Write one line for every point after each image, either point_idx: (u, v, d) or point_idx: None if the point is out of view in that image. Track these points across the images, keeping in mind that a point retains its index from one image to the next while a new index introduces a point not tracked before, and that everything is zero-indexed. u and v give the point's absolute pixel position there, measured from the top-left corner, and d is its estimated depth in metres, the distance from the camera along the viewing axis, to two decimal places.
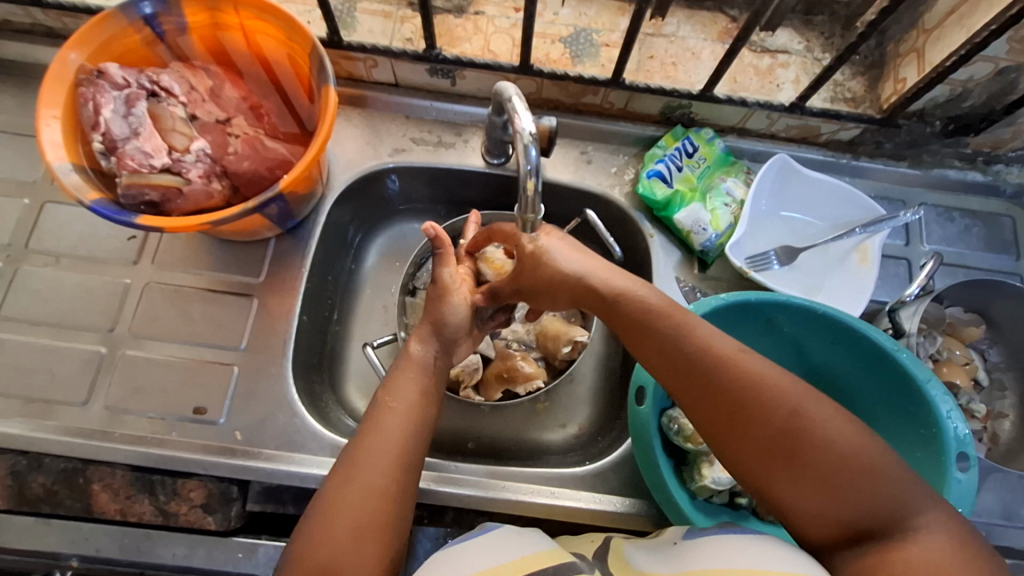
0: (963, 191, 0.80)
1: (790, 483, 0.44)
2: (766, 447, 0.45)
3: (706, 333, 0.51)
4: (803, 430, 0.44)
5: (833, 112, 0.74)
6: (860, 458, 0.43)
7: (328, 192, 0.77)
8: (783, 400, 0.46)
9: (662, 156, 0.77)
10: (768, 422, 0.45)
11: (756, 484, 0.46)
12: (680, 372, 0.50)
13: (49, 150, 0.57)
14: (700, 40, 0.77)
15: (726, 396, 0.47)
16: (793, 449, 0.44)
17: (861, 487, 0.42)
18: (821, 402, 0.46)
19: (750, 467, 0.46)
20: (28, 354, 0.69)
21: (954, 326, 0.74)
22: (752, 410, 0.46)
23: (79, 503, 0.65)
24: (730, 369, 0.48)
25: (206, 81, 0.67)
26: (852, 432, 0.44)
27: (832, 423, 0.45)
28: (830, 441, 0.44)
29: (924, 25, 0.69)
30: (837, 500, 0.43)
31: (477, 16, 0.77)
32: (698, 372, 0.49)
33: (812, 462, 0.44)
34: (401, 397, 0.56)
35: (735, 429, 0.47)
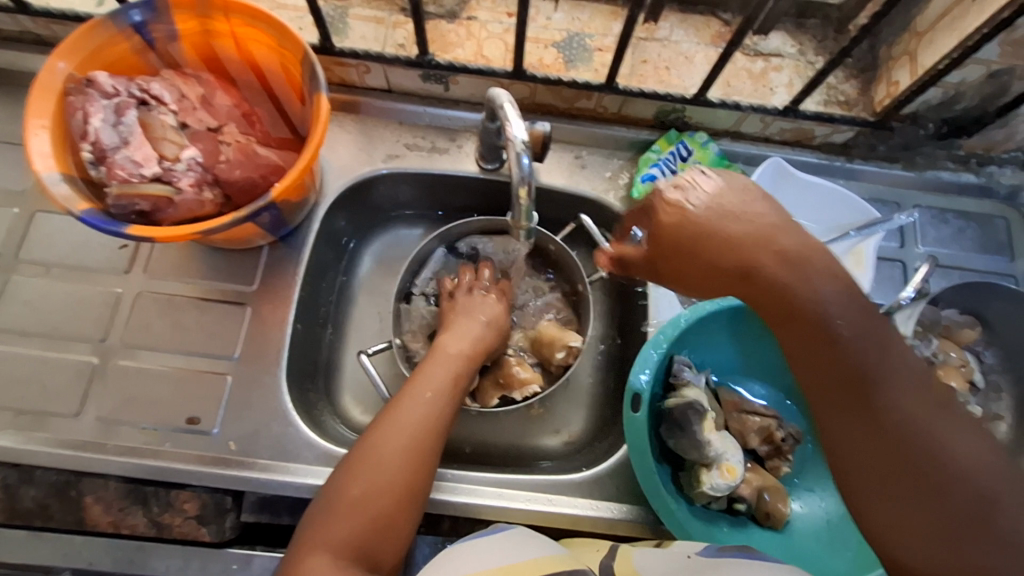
0: (957, 192, 0.80)
1: (921, 537, 0.40)
2: (906, 488, 0.41)
3: (889, 354, 0.43)
4: (960, 480, 0.39)
5: (827, 115, 0.74)
6: (1019, 535, 0.39)
7: (321, 199, 0.77)
8: (953, 452, 0.40)
9: (657, 160, 0.76)
10: (926, 470, 0.40)
11: (871, 502, 0.42)
12: (837, 387, 0.43)
13: (37, 159, 0.57)
14: (693, 44, 0.77)
15: (881, 416, 0.41)
16: (941, 505, 0.40)
17: (992, 554, 0.39)
18: (990, 458, 0.40)
19: (877, 503, 0.42)
20: (19, 366, 0.68)
21: (950, 328, 0.73)
22: (910, 450, 0.41)
23: (72, 516, 0.64)
24: (896, 400, 0.41)
25: (197, 88, 0.67)
26: (1023, 505, 0.39)
27: (1001, 490, 0.39)
28: (986, 504, 0.39)
29: (917, 28, 0.69)
30: (954, 555, 0.39)
31: (470, 21, 0.77)
32: (860, 394, 0.42)
33: (955, 516, 0.39)
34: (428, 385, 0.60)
35: (880, 450, 0.41)
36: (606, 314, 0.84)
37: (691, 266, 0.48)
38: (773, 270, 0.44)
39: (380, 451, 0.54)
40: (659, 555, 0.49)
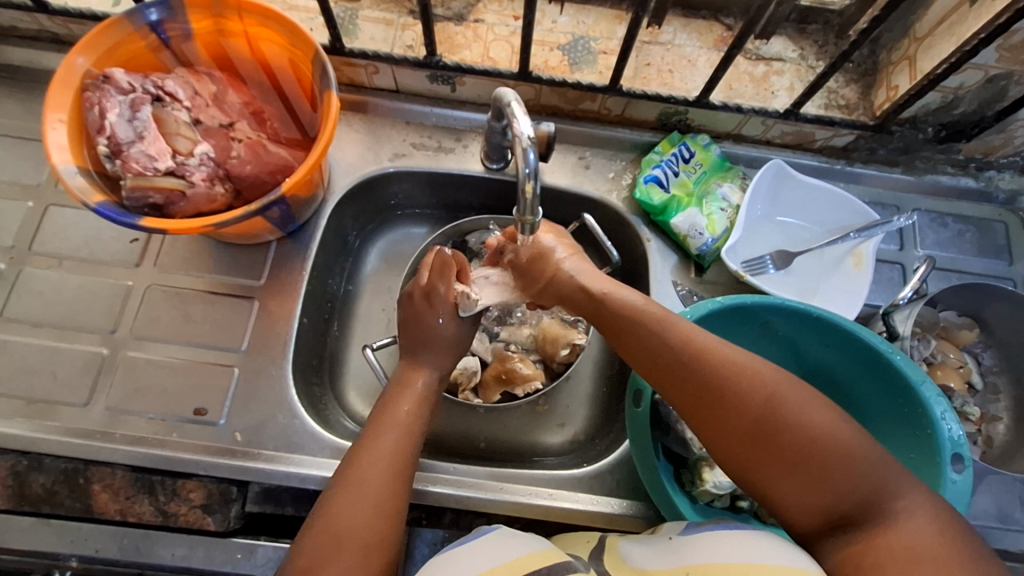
0: (956, 196, 0.81)
1: (772, 470, 0.46)
2: (744, 433, 0.48)
3: (684, 327, 0.54)
4: (781, 414, 0.47)
5: (827, 118, 0.75)
6: (836, 441, 0.45)
7: (329, 196, 0.78)
8: (762, 387, 0.48)
9: (659, 161, 0.78)
10: (748, 408, 0.48)
11: (739, 467, 0.48)
12: (664, 367, 0.53)
13: (55, 152, 0.58)
14: (696, 48, 0.78)
15: (706, 385, 0.50)
16: (769, 435, 0.47)
17: (837, 470, 0.45)
18: (800, 390, 0.48)
19: (733, 457, 0.48)
20: (30, 355, 0.69)
21: (948, 330, 0.74)
22: (729, 400, 0.49)
23: (80, 503, 0.65)
24: (709, 359, 0.51)
25: (210, 86, 0.68)
26: (828, 417, 0.47)
27: (806, 408, 0.47)
28: (807, 424, 0.46)
29: (916, 33, 0.70)
30: (816, 481, 0.45)
31: (477, 23, 0.79)
32: (676, 365, 0.52)
33: (796, 448, 0.46)
34: (396, 416, 0.58)
35: (719, 414, 0.49)
36: None
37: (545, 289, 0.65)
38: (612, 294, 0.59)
39: (364, 487, 0.51)
40: (644, 540, 0.49)
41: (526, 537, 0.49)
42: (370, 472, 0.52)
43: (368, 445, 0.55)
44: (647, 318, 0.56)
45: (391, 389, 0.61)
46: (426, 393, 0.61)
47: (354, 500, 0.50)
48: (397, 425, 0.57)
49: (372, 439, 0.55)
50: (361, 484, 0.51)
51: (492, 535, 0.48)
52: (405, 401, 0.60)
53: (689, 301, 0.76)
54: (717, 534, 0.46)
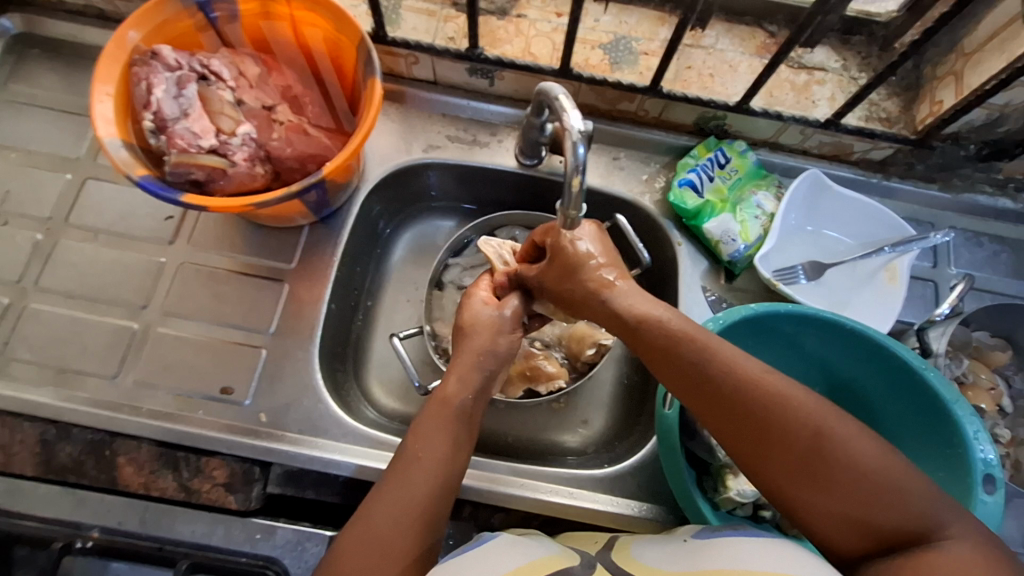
0: (993, 217, 0.80)
1: (816, 501, 0.45)
2: (790, 462, 0.47)
3: (727, 353, 0.52)
4: (829, 448, 0.46)
5: (868, 130, 0.75)
6: (884, 476, 0.44)
7: (362, 183, 0.78)
8: (809, 419, 0.47)
9: (694, 165, 0.77)
10: (792, 442, 0.47)
11: (784, 495, 0.47)
12: (706, 390, 0.51)
13: (101, 124, 0.59)
14: (738, 53, 0.78)
15: (753, 411, 0.49)
16: (816, 468, 0.46)
17: (886, 502, 0.44)
18: (847, 421, 0.47)
19: (778, 485, 0.47)
20: (63, 326, 0.70)
21: (981, 350, 0.74)
22: (775, 431, 0.47)
23: (105, 474, 0.65)
24: (752, 388, 0.49)
25: (254, 68, 0.69)
26: (879, 452, 0.45)
27: (856, 441, 0.46)
28: (858, 456, 0.45)
29: (964, 48, 0.69)
30: (864, 514, 0.44)
31: (519, 18, 0.78)
32: (721, 393, 0.50)
33: (845, 482, 0.45)
34: (428, 440, 0.55)
35: (762, 442, 0.48)
36: None
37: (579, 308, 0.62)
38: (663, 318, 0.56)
39: (380, 519, 0.50)
40: (656, 542, 0.50)
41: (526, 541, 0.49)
42: (390, 502, 0.51)
43: (396, 476, 0.53)
44: (693, 338, 0.54)
45: (425, 409, 0.59)
46: (452, 417, 0.58)
47: (375, 535, 0.49)
48: (428, 461, 0.54)
49: (396, 471, 0.53)
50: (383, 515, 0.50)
51: (493, 542, 0.48)
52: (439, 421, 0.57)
53: (718, 307, 0.76)
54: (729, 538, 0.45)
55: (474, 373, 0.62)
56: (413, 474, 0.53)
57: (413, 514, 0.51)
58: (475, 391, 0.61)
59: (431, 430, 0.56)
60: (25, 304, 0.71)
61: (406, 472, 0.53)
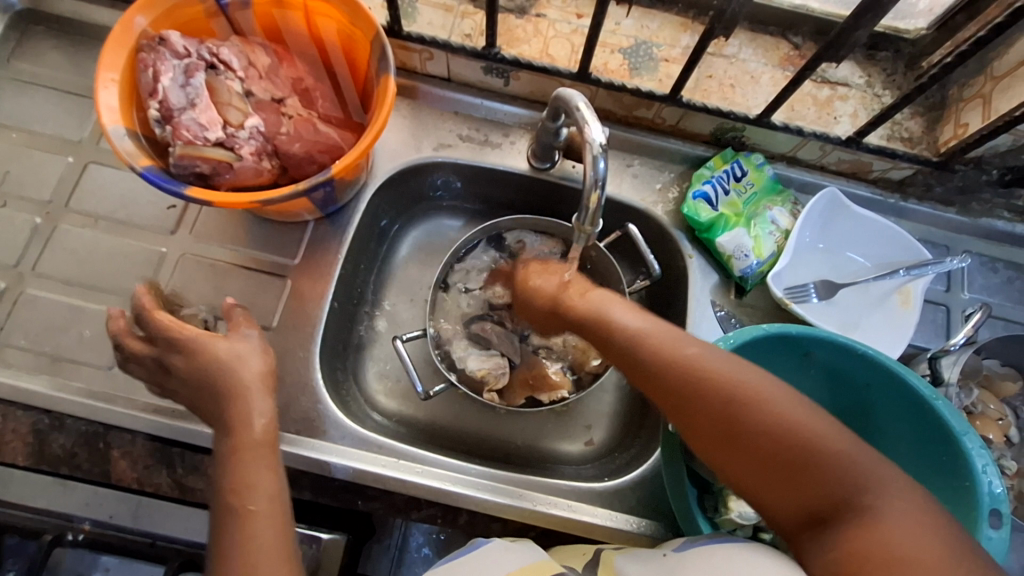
0: (1009, 243, 0.79)
1: (745, 467, 0.46)
2: (710, 425, 0.48)
3: (657, 333, 0.54)
4: (748, 408, 0.46)
5: (889, 150, 0.73)
6: (804, 436, 0.44)
7: (371, 179, 0.77)
8: (726, 384, 0.48)
9: (710, 177, 0.76)
10: (713, 408, 0.47)
11: (714, 464, 0.48)
12: (635, 366, 0.53)
13: (105, 112, 0.57)
14: (761, 64, 0.76)
15: (678, 379, 0.50)
16: (737, 433, 0.46)
17: (811, 461, 0.43)
18: (768, 380, 0.48)
19: (707, 452, 0.48)
20: (59, 314, 0.69)
21: (991, 379, 0.73)
22: (697, 394, 0.48)
23: (98, 468, 0.64)
24: (675, 360, 0.51)
25: (264, 58, 0.67)
26: (800, 408, 0.45)
27: (777, 399, 0.46)
28: (777, 416, 0.45)
29: (994, 71, 0.67)
30: (788, 476, 0.44)
31: (539, 18, 0.76)
32: (646, 364, 0.53)
33: (766, 446, 0.45)
34: (260, 481, 0.51)
35: (687, 408, 0.49)
36: None
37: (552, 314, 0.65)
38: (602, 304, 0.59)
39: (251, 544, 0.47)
40: (638, 555, 0.49)
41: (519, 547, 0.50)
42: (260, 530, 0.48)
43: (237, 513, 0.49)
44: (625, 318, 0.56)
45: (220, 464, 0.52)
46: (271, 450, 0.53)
47: None
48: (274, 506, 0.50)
49: (225, 522, 0.49)
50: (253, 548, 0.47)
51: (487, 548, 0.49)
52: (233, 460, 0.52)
53: (727, 323, 0.74)
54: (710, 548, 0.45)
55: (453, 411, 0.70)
56: (266, 505, 0.50)
57: (277, 552, 0.48)
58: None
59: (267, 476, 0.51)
60: (21, 289, 0.69)
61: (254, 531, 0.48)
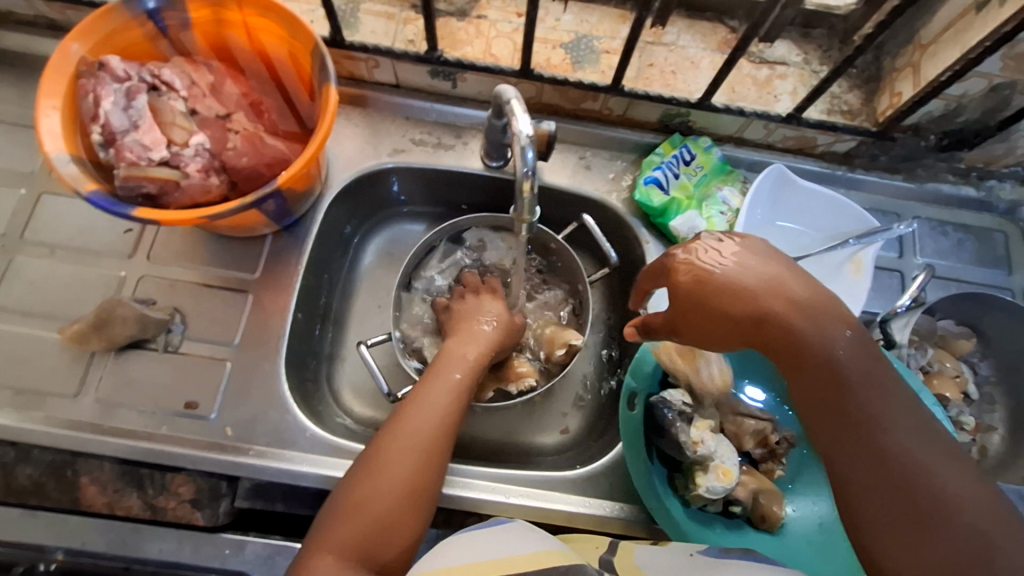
0: (957, 206, 0.81)
1: (880, 522, 0.43)
2: (869, 470, 0.44)
3: (876, 383, 0.45)
4: (919, 479, 0.43)
5: (830, 124, 0.75)
6: (967, 523, 0.42)
7: (326, 190, 0.78)
8: (938, 482, 0.43)
9: (660, 163, 0.77)
10: (881, 456, 0.44)
11: (849, 499, 0.45)
12: (804, 372, 0.46)
13: (48, 140, 0.57)
14: (700, 49, 0.78)
15: (850, 413, 0.45)
16: (905, 493, 0.43)
17: (963, 553, 0.41)
18: (936, 451, 0.44)
19: (847, 484, 0.45)
20: (21, 345, 0.69)
21: (945, 338, 0.75)
22: (868, 437, 0.44)
23: (67, 495, 0.65)
24: (855, 386, 0.45)
25: (208, 76, 0.67)
26: (969, 494, 0.42)
27: (949, 476, 0.43)
28: (943, 496, 0.42)
29: (921, 39, 0.69)
30: (931, 553, 0.42)
31: (479, 19, 0.78)
32: (817, 379, 0.46)
33: (920, 518, 0.42)
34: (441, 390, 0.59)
35: (850, 443, 0.45)
36: (602, 317, 0.85)
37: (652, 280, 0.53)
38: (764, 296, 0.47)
39: (400, 447, 0.54)
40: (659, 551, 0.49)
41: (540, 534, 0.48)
42: (381, 486, 0.51)
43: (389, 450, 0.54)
44: (827, 325, 0.46)
45: (411, 404, 0.58)
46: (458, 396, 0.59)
47: (369, 516, 0.50)
48: (404, 449, 0.54)
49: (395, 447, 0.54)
50: (393, 459, 0.53)
51: (507, 528, 0.48)
52: (421, 415, 0.57)
53: None
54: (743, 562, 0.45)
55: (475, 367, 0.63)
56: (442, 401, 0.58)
57: (414, 485, 0.53)
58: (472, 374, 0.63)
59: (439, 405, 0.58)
60: None
61: (381, 476, 0.52)
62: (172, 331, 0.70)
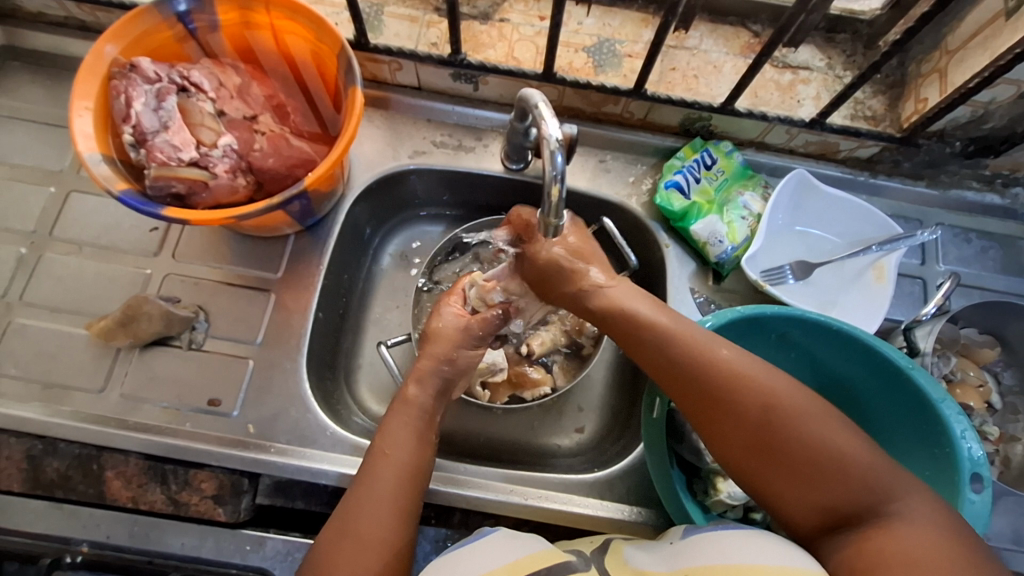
0: (981, 213, 0.80)
1: (767, 472, 0.48)
2: (738, 434, 0.49)
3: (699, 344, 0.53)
4: (775, 423, 0.48)
5: (853, 129, 0.75)
6: (830, 448, 0.46)
7: (348, 190, 0.78)
8: (758, 394, 0.49)
9: (681, 167, 0.77)
10: (744, 418, 0.49)
11: (738, 468, 0.50)
12: (666, 372, 0.54)
13: (81, 139, 0.58)
14: (722, 54, 0.78)
15: (705, 393, 0.51)
16: (768, 442, 0.48)
17: (829, 474, 0.45)
18: (798, 395, 0.49)
19: (728, 455, 0.50)
20: (49, 340, 0.70)
21: (969, 347, 0.74)
22: (728, 406, 0.50)
23: (93, 489, 0.66)
24: (709, 367, 0.52)
25: (235, 78, 0.69)
26: (824, 425, 0.47)
27: (803, 415, 0.47)
28: (801, 431, 0.47)
29: (948, 46, 0.69)
30: (808, 482, 0.46)
31: (502, 22, 0.78)
32: (679, 374, 0.53)
33: (791, 460, 0.47)
34: (399, 445, 0.56)
35: (715, 421, 0.50)
36: None
37: (552, 294, 0.65)
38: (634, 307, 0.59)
39: (362, 520, 0.51)
40: (647, 545, 0.49)
41: (525, 537, 0.49)
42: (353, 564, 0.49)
43: (368, 480, 0.54)
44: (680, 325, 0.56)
45: (388, 415, 0.60)
46: (422, 420, 0.60)
47: None
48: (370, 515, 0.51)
49: (372, 470, 0.54)
50: (356, 538, 0.50)
51: (493, 535, 0.49)
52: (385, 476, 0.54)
53: (706, 309, 0.76)
54: (721, 535, 0.45)
55: (438, 376, 0.63)
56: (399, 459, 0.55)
57: (382, 550, 0.50)
58: (438, 391, 0.63)
59: (404, 433, 0.58)
60: (10, 318, 0.70)
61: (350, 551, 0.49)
62: (196, 329, 0.71)
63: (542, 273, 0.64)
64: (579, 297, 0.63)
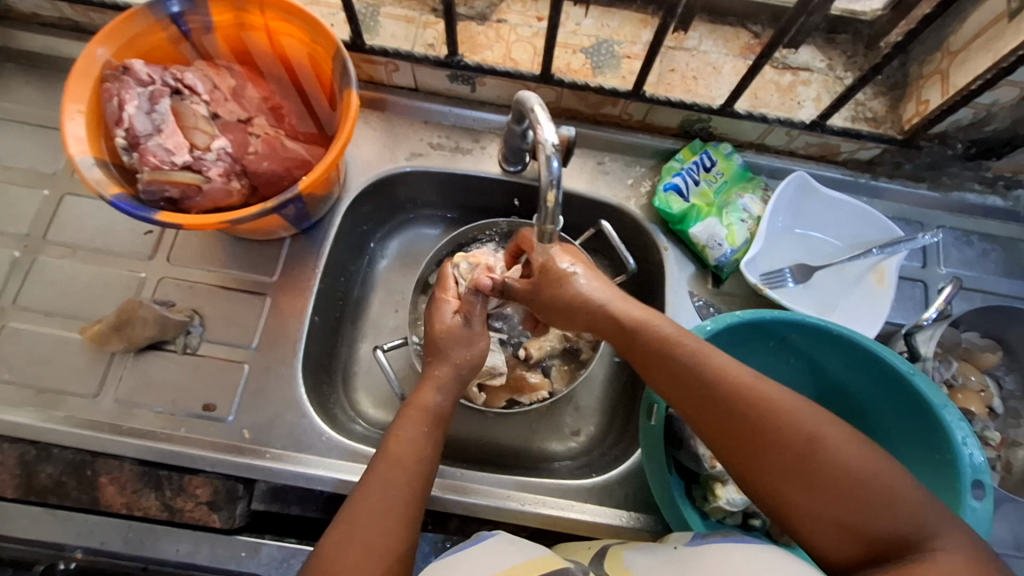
0: (983, 215, 0.79)
1: (807, 504, 0.45)
2: (778, 464, 0.46)
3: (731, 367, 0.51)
4: (819, 453, 0.45)
5: (854, 131, 0.74)
6: (873, 480, 0.44)
7: (344, 193, 0.78)
8: (798, 424, 0.46)
9: (679, 169, 0.76)
10: (785, 448, 0.46)
11: (773, 500, 0.46)
12: (696, 397, 0.51)
13: (72, 143, 0.58)
14: (721, 55, 0.77)
15: (742, 420, 0.48)
16: (811, 472, 0.45)
17: (875, 507, 0.43)
18: (836, 425, 0.47)
19: (764, 487, 0.47)
20: (43, 345, 0.69)
21: (971, 352, 0.73)
22: (767, 435, 0.47)
23: (87, 495, 0.65)
24: (745, 392, 0.49)
25: (230, 80, 0.68)
26: (867, 455, 0.45)
27: (844, 445, 0.45)
28: (844, 463, 0.44)
29: (950, 47, 0.68)
30: (852, 515, 0.43)
31: (499, 23, 0.77)
32: (713, 398, 0.50)
33: (835, 492, 0.44)
34: (403, 447, 0.55)
35: (753, 451, 0.47)
36: None
37: (565, 313, 0.62)
38: (659, 325, 0.56)
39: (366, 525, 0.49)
40: (648, 550, 0.48)
41: (523, 544, 0.48)
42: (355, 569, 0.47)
43: (376, 480, 0.53)
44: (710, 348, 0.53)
45: (396, 418, 0.59)
46: (430, 422, 0.59)
47: None
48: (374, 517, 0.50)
49: (376, 474, 0.53)
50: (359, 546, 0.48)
51: (491, 540, 0.48)
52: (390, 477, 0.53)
53: (706, 312, 0.75)
54: (722, 547, 0.45)
55: (451, 381, 0.63)
56: (405, 458, 0.55)
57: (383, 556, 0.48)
58: (452, 396, 0.62)
59: (413, 435, 0.57)
60: (4, 323, 0.70)
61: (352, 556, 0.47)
62: (191, 333, 0.70)
63: (551, 285, 0.61)
64: (595, 314, 0.59)
